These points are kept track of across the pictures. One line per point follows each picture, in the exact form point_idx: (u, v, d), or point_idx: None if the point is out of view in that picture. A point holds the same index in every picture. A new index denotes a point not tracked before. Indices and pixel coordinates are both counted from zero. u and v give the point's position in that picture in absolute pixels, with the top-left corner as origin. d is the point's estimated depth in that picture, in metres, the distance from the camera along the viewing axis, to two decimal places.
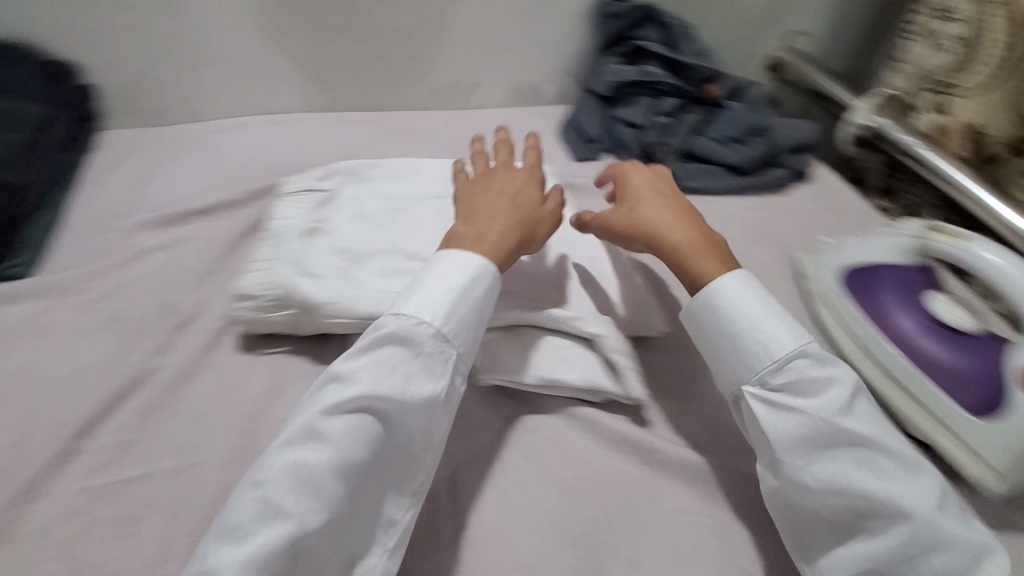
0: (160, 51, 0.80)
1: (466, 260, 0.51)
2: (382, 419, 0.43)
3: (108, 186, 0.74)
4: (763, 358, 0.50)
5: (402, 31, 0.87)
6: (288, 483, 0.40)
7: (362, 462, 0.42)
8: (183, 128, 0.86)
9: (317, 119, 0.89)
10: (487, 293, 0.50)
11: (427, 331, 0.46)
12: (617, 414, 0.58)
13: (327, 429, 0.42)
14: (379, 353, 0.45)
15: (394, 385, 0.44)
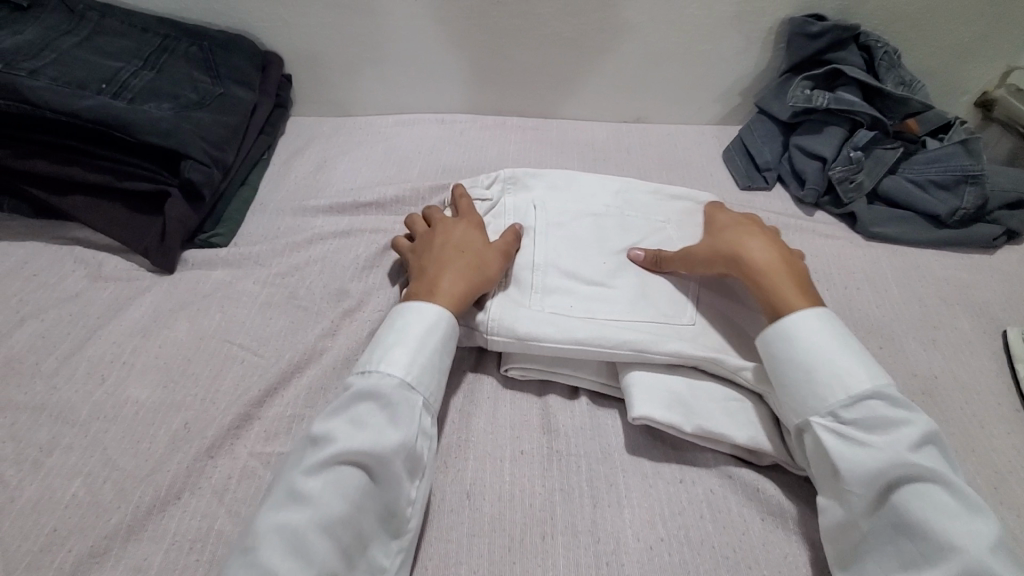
0: (353, 47, 0.85)
1: (429, 311, 0.53)
2: (360, 473, 0.43)
3: (294, 168, 0.80)
4: (856, 386, 0.47)
5: (576, 40, 0.85)
6: (281, 542, 0.40)
7: (352, 517, 0.42)
8: (358, 120, 0.91)
9: (480, 122, 0.91)
10: (444, 346, 0.52)
11: (392, 382, 0.48)
12: (776, 481, 0.53)
13: (307, 489, 0.42)
14: (344, 408, 0.46)
15: (371, 441, 0.44)
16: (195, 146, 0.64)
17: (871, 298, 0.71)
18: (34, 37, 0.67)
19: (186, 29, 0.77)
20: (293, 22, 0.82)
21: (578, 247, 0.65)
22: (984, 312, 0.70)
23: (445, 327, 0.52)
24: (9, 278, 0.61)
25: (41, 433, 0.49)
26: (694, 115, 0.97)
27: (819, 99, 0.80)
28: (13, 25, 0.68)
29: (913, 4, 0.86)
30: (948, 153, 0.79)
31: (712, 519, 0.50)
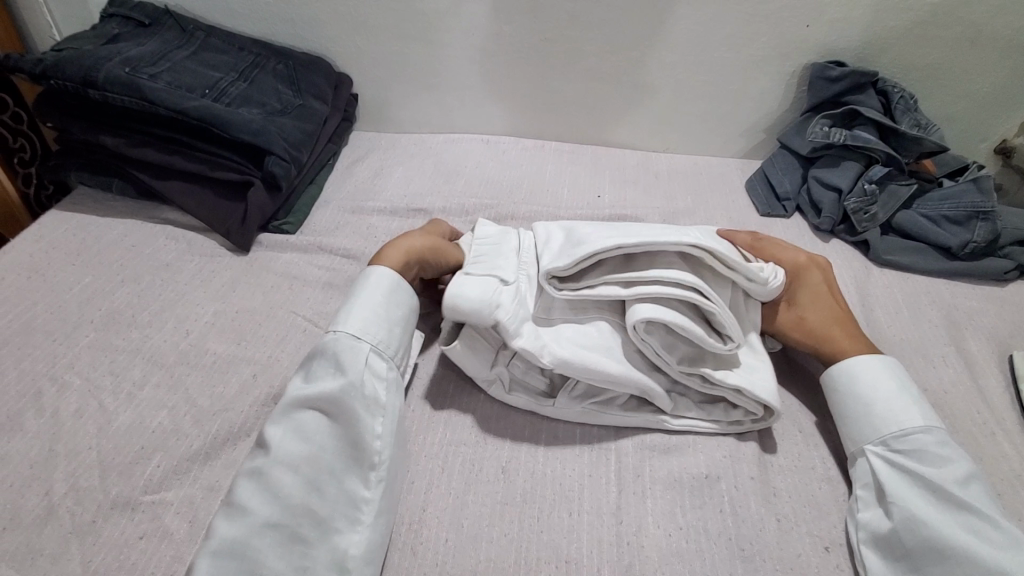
0: (413, 72, 0.96)
1: (372, 276, 0.60)
2: (312, 416, 0.50)
3: (354, 174, 0.90)
4: (907, 419, 0.54)
5: (614, 75, 0.94)
6: (254, 483, 0.46)
7: (315, 457, 0.48)
8: (411, 138, 1.01)
9: (521, 142, 1.00)
10: (387, 302, 0.58)
11: (334, 337, 0.55)
12: (787, 473, 0.56)
13: (268, 438, 0.48)
14: (304, 366, 0.54)
15: (322, 386, 0.51)
16: (280, 145, 0.74)
17: (884, 318, 0.75)
18: (153, 49, 0.79)
19: (275, 50, 0.89)
20: (364, 49, 0.94)
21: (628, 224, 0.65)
22: (991, 337, 0.74)
23: (386, 286, 0.60)
24: (111, 248, 0.71)
25: (137, 371, 0.58)
26: (722, 148, 1.04)
27: (836, 136, 0.87)
28: (137, 39, 0.80)
29: (931, 56, 0.92)
30: (958, 191, 0.85)
31: (727, 501, 0.53)
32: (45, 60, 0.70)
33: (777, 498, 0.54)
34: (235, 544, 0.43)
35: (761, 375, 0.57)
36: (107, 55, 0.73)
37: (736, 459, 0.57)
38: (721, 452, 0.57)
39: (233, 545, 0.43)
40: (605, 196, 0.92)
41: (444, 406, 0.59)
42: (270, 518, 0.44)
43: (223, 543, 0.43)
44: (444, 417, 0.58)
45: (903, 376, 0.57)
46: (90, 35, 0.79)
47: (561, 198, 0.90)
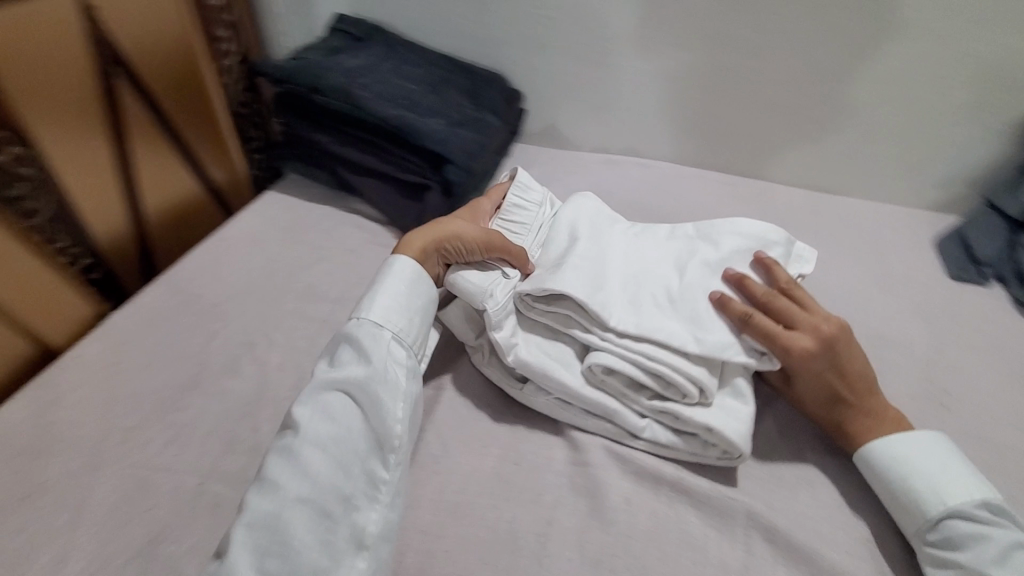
0: (582, 94, 1.00)
1: (390, 265, 0.61)
2: (336, 398, 0.52)
3: (515, 188, 0.96)
4: (933, 504, 0.52)
5: (791, 111, 0.90)
6: (285, 463, 0.48)
7: (342, 435, 0.50)
8: (568, 156, 1.06)
9: (679, 172, 1.00)
10: (409, 291, 0.60)
11: (356, 324, 0.57)
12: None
13: (294, 418, 0.50)
14: (329, 352, 0.56)
15: (347, 372, 0.53)
16: (459, 156, 0.82)
17: None
18: (366, 61, 0.91)
19: (459, 65, 0.98)
20: (540, 69, 0.99)
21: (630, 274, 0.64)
22: None
23: (405, 277, 0.60)
24: (313, 230, 0.84)
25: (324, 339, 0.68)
26: (905, 198, 0.94)
27: None
28: (354, 52, 0.93)
29: None
30: None
31: None
32: (286, 68, 0.83)
33: None
34: (262, 518, 0.45)
35: (738, 420, 0.55)
36: (331, 67, 0.86)
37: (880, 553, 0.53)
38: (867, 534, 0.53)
39: (262, 518, 0.45)
40: None
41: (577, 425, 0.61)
42: (302, 494, 0.47)
43: (251, 518, 0.45)
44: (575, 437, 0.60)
45: (921, 446, 0.56)
46: (319, 48, 0.93)
47: None
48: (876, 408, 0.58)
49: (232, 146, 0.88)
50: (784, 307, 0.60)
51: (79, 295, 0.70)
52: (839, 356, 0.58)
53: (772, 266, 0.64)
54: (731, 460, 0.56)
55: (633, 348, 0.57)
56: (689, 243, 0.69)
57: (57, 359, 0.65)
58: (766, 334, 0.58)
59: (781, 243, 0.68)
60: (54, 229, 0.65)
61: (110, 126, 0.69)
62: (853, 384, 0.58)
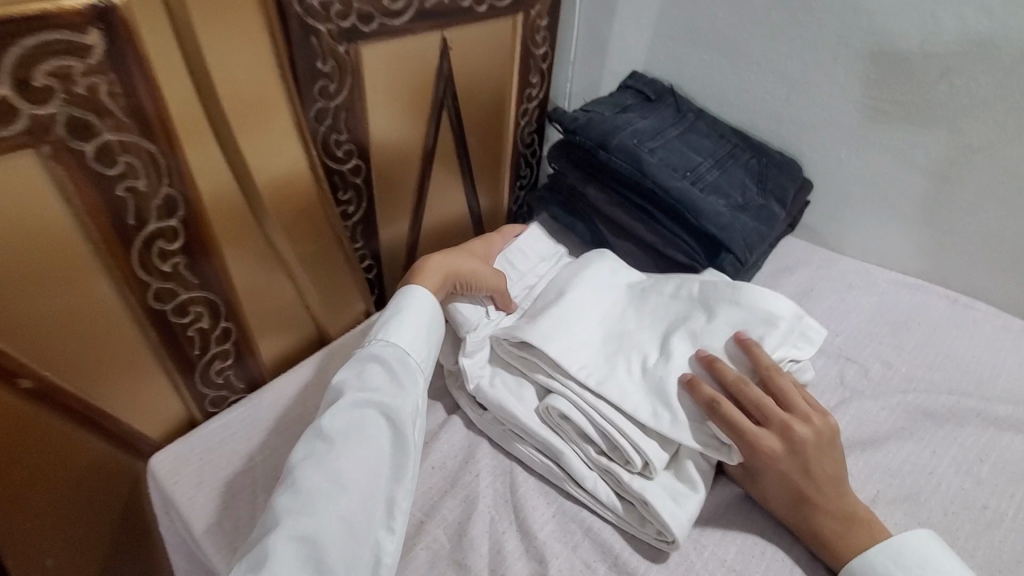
0: (891, 199, 0.85)
1: (415, 291, 0.61)
2: (365, 417, 0.51)
3: (779, 286, 0.85)
4: None
5: None
6: (315, 475, 0.47)
7: (373, 457, 0.49)
8: (849, 263, 0.90)
9: (1002, 320, 0.80)
10: (434, 321, 0.61)
11: (387, 346, 0.56)
12: None
13: (326, 432, 0.49)
14: (356, 365, 0.55)
15: (380, 392, 0.53)
16: (738, 245, 0.75)
17: None
18: (654, 124, 0.88)
19: (749, 141, 0.90)
20: (844, 161, 0.86)
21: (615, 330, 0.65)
22: None
23: (430, 304, 0.61)
24: None
25: None
26: None
27: None
28: (642, 112, 0.91)
29: None
30: None
31: None
32: (580, 120, 0.83)
33: None
34: (301, 537, 0.44)
35: (681, 505, 0.53)
36: (622, 125, 0.84)
37: None
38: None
39: (299, 537, 0.44)
40: None
41: None
42: (337, 509, 0.46)
43: (289, 537, 0.44)
44: None
45: (908, 558, 0.51)
46: (610, 102, 0.93)
47: None
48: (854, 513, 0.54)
49: (503, 181, 0.92)
50: (754, 400, 0.57)
51: (359, 297, 0.75)
52: (809, 462, 0.55)
53: (750, 348, 0.60)
54: (661, 543, 0.53)
55: (589, 412, 0.57)
56: (687, 306, 0.65)
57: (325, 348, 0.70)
58: (735, 426, 0.56)
59: (786, 319, 0.63)
60: (358, 230, 0.71)
61: (429, 148, 0.75)
62: (830, 491, 0.54)
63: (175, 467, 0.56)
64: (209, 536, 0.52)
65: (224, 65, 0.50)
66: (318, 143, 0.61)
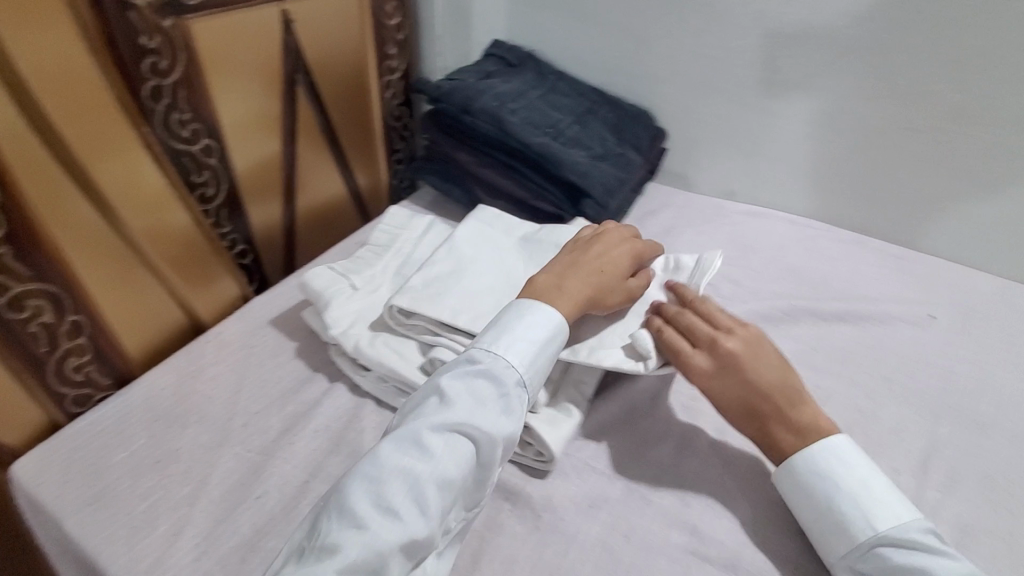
0: (733, 140, 0.94)
1: (545, 312, 0.57)
2: (467, 441, 0.49)
3: (645, 228, 0.92)
4: (860, 527, 0.50)
5: (982, 185, 0.80)
6: (401, 485, 0.45)
7: (457, 481, 0.48)
8: (707, 200, 0.99)
9: (834, 235, 0.91)
10: (554, 354, 0.57)
11: (511, 375, 0.53)
12: None
13: (430, 444, 0.47)
14: (468, 379, 0.52)
15: (487, 416, 0.50)
16: (598, 190, 0.82)
17: None
18: (516, 87, 0.92)
19: (606, 97, 0.97)
20: (691, 108, 0.95)
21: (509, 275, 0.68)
22: None
23: (559, 333, 0.57)
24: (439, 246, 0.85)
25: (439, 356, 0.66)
26: None
27: None
28: (506, 77, 0.95)
29: None
30: None
31: None
32: (443, 87, 0.86)
33: None
34: (364, 540, 0.43)
35: (558, 428, 0.57)
36: (484, 89, 0.87)
37: None
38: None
39: (355, 540, 0.43)
40: (935, 318, 0.77)
41: (689, 502, 0.56)
42: (408, 527, 0.44)
43: (351, 541, 0.42)
44: (685, 514, 0.55)
45: (852, 462, 0.53)
46: (473, 69, 0.96)
47: (875, 306, 0.78)
48: (800, 421, 0.55)
49: (378, 156, 0.92)
50: (688, 323, 0.61)
51: (231, 279, 0.75)
52: (745, 368, 0.57)
53: (679, 290, 0.64)
54: (545, 463, 0.57)
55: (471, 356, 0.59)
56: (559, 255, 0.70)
57: (198, 336, 0.69)
58: (676, 348, 0.59)
59: (690, 264, 0.68)
60: (221, 215, 0.71)
61: (287, 126, 0.75)
62: (777, 398, 0.56)
63: (37, 472, 0.54)
64: (77, 531, 0.51)
65: (26, 45, 0.49)
66: (154, 123, 0.60)
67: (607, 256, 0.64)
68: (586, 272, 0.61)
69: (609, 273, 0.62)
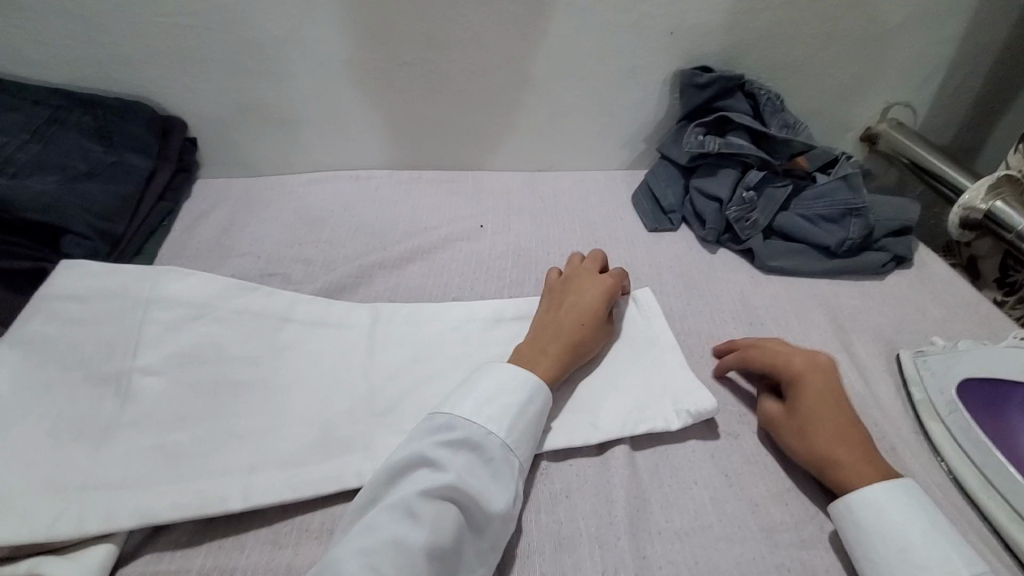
0: (258, 115, 0.87)
1: (525, 376, 0.55)
2: (461, 509, 0.46)
3: (198, 236, 0.80)
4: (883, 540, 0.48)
5: (484, 99, 0.89)
6: (392, 561, 0.43)
7: (451, 554, 0.45)
8: (268, 182, 0.92)
9: (394, 178, 0.94)
10: (540, 412, 0.54)
11: (495, 441, 0.50)
12: (672, 526, 0.52)
13: (421, 512, 0.45)
14: (452, 446, 0.49)
15: (461, 476, 0.47)
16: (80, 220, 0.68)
17: (774, 332, 0.74)
18: None
19: (81, 100, 0.79)
20: (195, 90, 0.83)
21: (98, 370, 0.56)
22: (878, 337, 0.74)
23: (536, 390, 0.55)
24: None
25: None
26: (599, 161, 1.01)
27: (710, 144, 0.86)
28: None
29: (793, 53, 0.93)
30: (830, 188, 0.84)
31: (608, 568, 0.49)
32: None
33: (649, 563, 0.50)
34: None
35: (86, 560, 0.46)
36: None
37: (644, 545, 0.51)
38: (619, 535, 0.51)
39: None
40: (485, 226, 0.86)
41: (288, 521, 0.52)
42: None
43: None
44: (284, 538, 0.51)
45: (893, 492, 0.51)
46: None
47: (437, 234, 0.83)
48: (870, 464, 0.53)
49: None
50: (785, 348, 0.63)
51: None
52: (836, 401, 0.57)
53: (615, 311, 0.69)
54: None
55: None
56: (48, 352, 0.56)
57: None
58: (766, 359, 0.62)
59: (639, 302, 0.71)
60: None
61: None
62: (854, 429, 0.56)
63: None
64: None
65: None
66: None
67: (580, 305, 0.64)
68: (564, 328, 0.62)
69: (589, 324, 0.63)
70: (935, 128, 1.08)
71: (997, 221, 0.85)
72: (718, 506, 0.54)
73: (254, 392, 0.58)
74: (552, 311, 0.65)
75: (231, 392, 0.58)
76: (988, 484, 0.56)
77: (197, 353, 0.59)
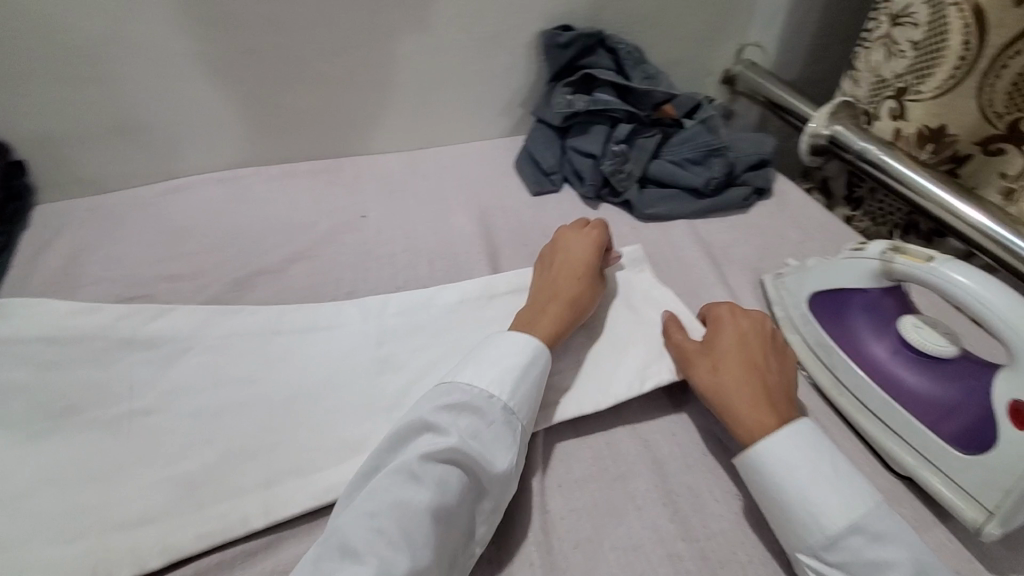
0: (95, 125, 0.78)
1: (524, 339, 0.55)
2: (465, 471, 0.46)
3: (43, 268, 0.72)
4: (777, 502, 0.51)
5: (347, 80, 0.85)
6: (399, 523, 0.42)
7: (451, 516, 0.44)
8: (123, 198, 0.84)
9: (264, 176, 0.88)
10: (538, 375, 0.54)
11: (497, 404, 0.50)
12: (573, 474, 0.56)
13: (424, 473, 0.44)
14: (455, 408, 0.49)
15: (462, 438, 0.47)
16: None
17: (657, 276, 0.78)
18: None
19: None
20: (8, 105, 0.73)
21: None
22: (746, 266, 0.80)
23: (535, 354, 0.55)
24: None
25: None
26: (479, 132, 1.00)
27: (578, 103, 0.87)
28: None
29: (647, 5, 0.96)
30: (694, 132, 0.89)
31: (517, 525, 0.52)
32: None
33: (554, 513, 0.53)
34: None
35: None
36: None
37: (548, 496, 0.54)
38: (525, 493, 0.54)
39: None
40: (368, 214, 0.84)
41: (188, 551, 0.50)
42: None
43: None
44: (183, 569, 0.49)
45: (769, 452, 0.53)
46: None
47: (317, 228, 0.80)
48: (777, 402, 0.55)
49: None
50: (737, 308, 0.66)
51: None
52: (759, 344, 0.60)
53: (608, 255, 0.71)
54: None
55: None
56: None
57: None
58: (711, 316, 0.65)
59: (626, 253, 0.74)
60: None
61: None
62: (767, 369, 0.58)
63: None
64: None
65: None
66: None
67: (568, 263, 0.67)
68: (562, 286, 0.64)
69: (585, 278, 0.65)
70: (790, 65, 1.15)
71: (840, 144, 0.93)
72: (614, 447, 0.58)
73: (117, 425, 0.54)
74: (547, 272, 0.67)
75: (90, 430, 0.53)
76: (837, 380, 0.64)
77: (56, 397, 0.54)
